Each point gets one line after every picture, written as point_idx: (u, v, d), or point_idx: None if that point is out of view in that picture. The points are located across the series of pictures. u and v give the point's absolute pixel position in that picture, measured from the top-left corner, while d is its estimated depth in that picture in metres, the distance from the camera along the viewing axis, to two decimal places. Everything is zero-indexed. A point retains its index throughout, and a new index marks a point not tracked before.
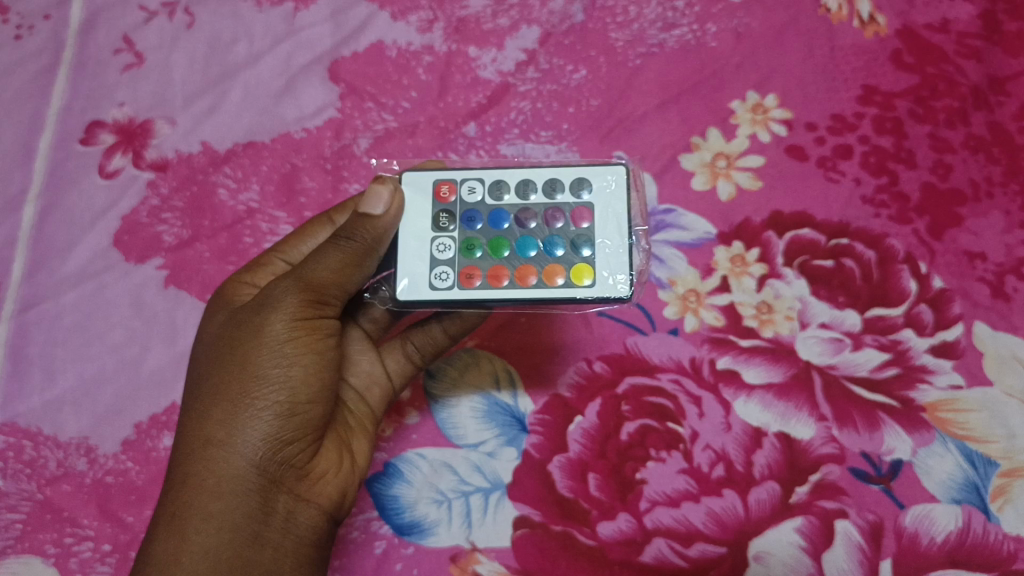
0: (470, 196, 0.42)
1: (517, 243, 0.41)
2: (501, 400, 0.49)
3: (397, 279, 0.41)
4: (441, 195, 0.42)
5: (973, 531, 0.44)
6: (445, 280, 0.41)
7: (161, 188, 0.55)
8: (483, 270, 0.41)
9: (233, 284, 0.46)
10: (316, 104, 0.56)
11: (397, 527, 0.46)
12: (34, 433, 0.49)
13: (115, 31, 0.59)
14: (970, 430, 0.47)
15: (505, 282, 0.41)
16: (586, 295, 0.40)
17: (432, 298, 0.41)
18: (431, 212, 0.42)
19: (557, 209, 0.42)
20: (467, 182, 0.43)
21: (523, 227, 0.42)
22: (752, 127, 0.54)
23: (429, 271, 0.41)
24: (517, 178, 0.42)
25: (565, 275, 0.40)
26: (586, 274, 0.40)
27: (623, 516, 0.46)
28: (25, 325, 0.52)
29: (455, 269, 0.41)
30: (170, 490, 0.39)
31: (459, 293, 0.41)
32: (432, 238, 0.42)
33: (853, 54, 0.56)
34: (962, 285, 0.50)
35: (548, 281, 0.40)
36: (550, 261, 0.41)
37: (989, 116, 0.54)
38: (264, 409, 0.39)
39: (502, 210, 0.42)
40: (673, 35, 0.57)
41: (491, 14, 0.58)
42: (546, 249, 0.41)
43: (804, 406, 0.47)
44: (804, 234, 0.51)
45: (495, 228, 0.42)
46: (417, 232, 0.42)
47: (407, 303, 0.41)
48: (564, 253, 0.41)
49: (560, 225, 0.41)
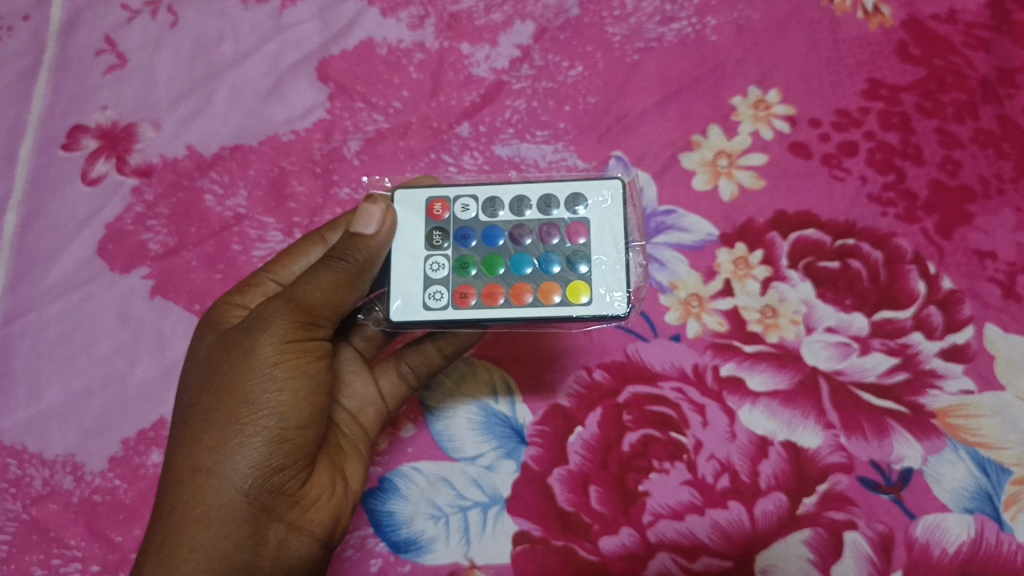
0: (464, 213, 0.41)
1: (512, 261, 0.40)
2: (499, 411, 0.47)
3: (390, 300, 0.40)
4: (434, 212, 0.41)
5: (985, 541, 0.43)
6: (439, 300, 0.40)
7: (146, 194, 0.53)
8: (477, 288, 0.40)
9: (224, 304, 0.44)
10: (305, 105, 0.55)
11: (394, 544, 0.45)
12: (20, 450, 0.48)
13: (96, 31, 0.57)
14: (982, 437, 0.45)
15: (500, 300, 0.39)
16: (583, 312, 0.38)
17: (425, 318, 0.39)
18: (423, 229, 0.41)
19: (552, 225, 0.40)
20: (461, 199, 0.41)
21: (518, 244, 0.40)
22: (755, 124, 0.53)
23: (423, 291, 0.40)
24: (511, 194, 0.41)
25: (562, 292, 0.39)
26: (583, 291, 0.39)
27: (626, 530, 0.44)
28: (9, 338, 0.51)
29: (449, 288, 0.40)
30: (159, 518, 0.38)
31: (454, 313, 0.39)
32: (425, 257, 0.40)
33: (858, 46, 0.54)
34: (972, 286, 0.48)
35: (544, 300, 0.39)
36: (545, 279, 0.39)
37: (999, 109, 0.52)
38: (254, 435, 0.38)
39: (497, 227, 0.41)
40: (673, 28, 0.55)
41: (483, 9, 0.56)
42: (541, 266, 0.39)
43: (810, 414, 0.46)
44: (809, 235, 0.50)
45: (490, 245, 0.40)
46: (410, 251, 0.40)
47: (401, 324, 0.40)
48: (560, 270, 0.39)
49: (556, 241, 0.40)
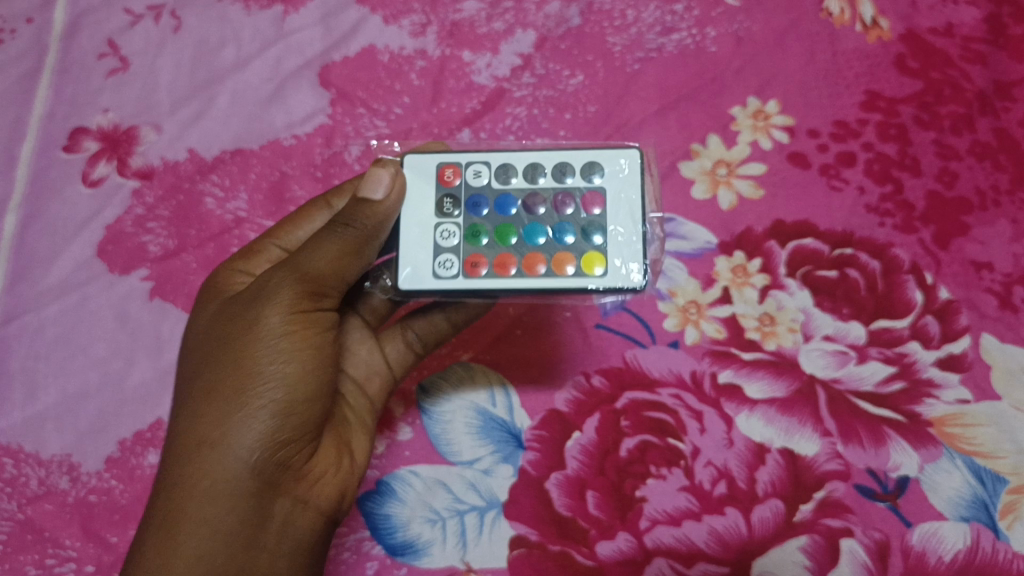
0: (476, 180, 0.41)
1: (525, 230, 0.40)
2: (497, 416, 0.47)
3: (399, 267, 0.40)
4: (445, 178, 0.41)
5: (981, 549, 0.43)
6: (450, 269, 0.40)
7: (147, 196, 0.53)
8: (488, 257, 0.40)
9: (227, 272, 0.44)
10: (306, 110, 0.55)
11: (390, 548, 0.45)
12: (16, 450, 0.48)
13: (99, 35, 0.58)
14: (978, 445, 0.45)
15: (512, 270, 0.39)
16: (596, 284, 0.39)
17: (435, 287, 0.40)
18: (434, 197, 0.41)
19: (568, 194, 0.40)
20: (473, 165, 0.41)
21: (532, 213, 0.40)
22: (753, 134, 0.53)
23: (433, 259, 0.40)
24: (525, 161, 0.41)
25: (575, 263, 0.39)
26: (597, 262, 0.39)
27: (623, 535, 0.44)
28: (6, 338, 0.50)
29: (461, 257, 0.40)
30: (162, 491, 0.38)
31: (464, 282, 0.40)
32: (435, 224, 0.40)
33: (856, 58, 0.55)
34: (968, 296, 0.49)
35: (557, 270, 0.39)
36: (560, 249, 0.39)
37: (995, 122, 0.53)
38: (259, 408, 0.38)
39: (510, 195, 0.41)
40: (672, 39, 0.56)
41: (485, 18, 0.57)
42: (555, 236, 0.40)
43: (808, 421, 0.46)
44: (806, 244, 0.50)
45: (502, 214, 0.41)
46: (421, 219, 0.41)
47: (410, 292, 0.40)
48: (574, 240, 0.39)
49: (570, 211, 0.40)
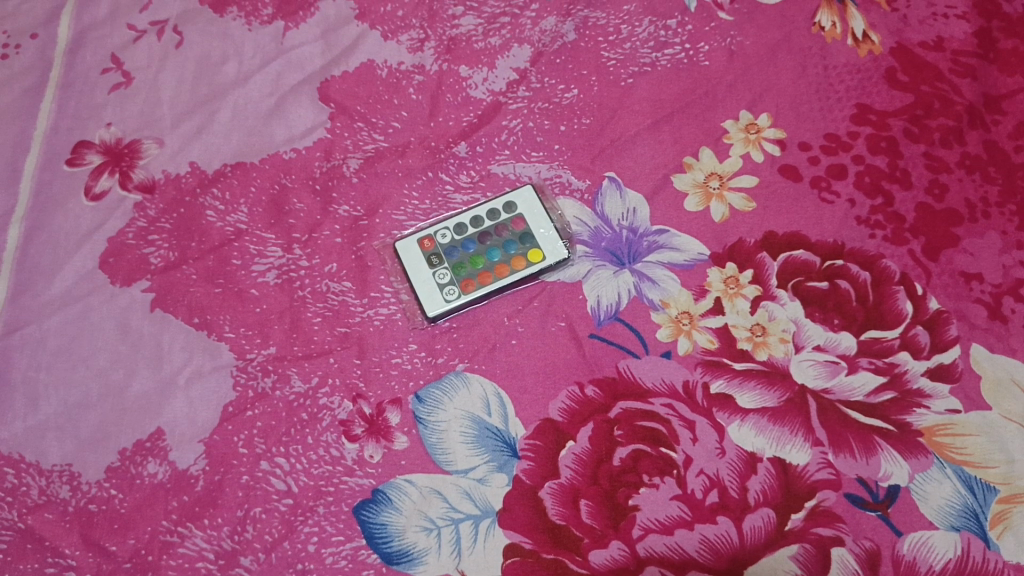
0: (444, 239, 0.51)
1: (488, 254, 0.51)
2: (491, 425, 0.48)
3: (421, 303, 0.50)
4: (425, 243, 0.51)
5: (971, 558, 0.44)
6: (453, 293, 0.50)
7: (148, 209, 0.54)
8: (475, 280, 0.50)
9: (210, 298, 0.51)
10: (306, 124, 0.56)
11: (385, 556, 0.45)
12: (17, 460, 0.49)
13: (102, 50, 0.59)
14: (969, 455, 0.46)
15: (492, 280, 0.50)
16: (544, 269, 0.51)
17: (448, 309, 0.50)
18: (422, 258, 0.51)
19: (503, 226, 0.52)
20: (439, 231, 0.52)
21: (487, 244, 0.51)
22: (746, 146, 0.54)
23: (439, 292, 0.50)
24: (469, 216, 0.52)
25: (525, 259, 0.50)
26: (538, 254, 0.50)
27: (616, 544, 0.45)
28: (8, 349, 0.51)
29: (457, 283, 0.50)
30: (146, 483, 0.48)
31: (467, 297, 0.50)
32: (431, 272, 0.50)
33: (847, 72, 0.56)
34: (958, 307, 0.49)
35: (517, 267, 0.50)
36: (513, 255, 0.51)
37: (985, 134, 0.54)
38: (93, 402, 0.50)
39: (471, 238, 0.52)
40: (666, 54, 0.57)
41: (482, 33, 0.58)
42: (507, 248, 0.51)
43: (799, 431, 0.46)
44: (798, 255, 0.51)
45: (469, 251, 0.51)
46: (418, 272, 0.50)
47: (436, 318, 0.50)
48: (518, 247, 0.51)
49: (507, 235, 0.51)
